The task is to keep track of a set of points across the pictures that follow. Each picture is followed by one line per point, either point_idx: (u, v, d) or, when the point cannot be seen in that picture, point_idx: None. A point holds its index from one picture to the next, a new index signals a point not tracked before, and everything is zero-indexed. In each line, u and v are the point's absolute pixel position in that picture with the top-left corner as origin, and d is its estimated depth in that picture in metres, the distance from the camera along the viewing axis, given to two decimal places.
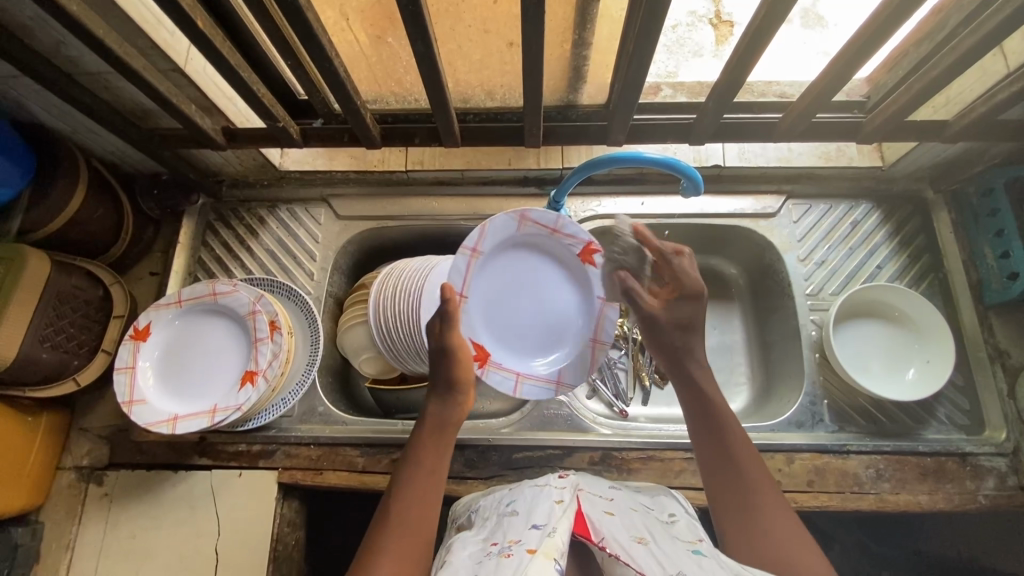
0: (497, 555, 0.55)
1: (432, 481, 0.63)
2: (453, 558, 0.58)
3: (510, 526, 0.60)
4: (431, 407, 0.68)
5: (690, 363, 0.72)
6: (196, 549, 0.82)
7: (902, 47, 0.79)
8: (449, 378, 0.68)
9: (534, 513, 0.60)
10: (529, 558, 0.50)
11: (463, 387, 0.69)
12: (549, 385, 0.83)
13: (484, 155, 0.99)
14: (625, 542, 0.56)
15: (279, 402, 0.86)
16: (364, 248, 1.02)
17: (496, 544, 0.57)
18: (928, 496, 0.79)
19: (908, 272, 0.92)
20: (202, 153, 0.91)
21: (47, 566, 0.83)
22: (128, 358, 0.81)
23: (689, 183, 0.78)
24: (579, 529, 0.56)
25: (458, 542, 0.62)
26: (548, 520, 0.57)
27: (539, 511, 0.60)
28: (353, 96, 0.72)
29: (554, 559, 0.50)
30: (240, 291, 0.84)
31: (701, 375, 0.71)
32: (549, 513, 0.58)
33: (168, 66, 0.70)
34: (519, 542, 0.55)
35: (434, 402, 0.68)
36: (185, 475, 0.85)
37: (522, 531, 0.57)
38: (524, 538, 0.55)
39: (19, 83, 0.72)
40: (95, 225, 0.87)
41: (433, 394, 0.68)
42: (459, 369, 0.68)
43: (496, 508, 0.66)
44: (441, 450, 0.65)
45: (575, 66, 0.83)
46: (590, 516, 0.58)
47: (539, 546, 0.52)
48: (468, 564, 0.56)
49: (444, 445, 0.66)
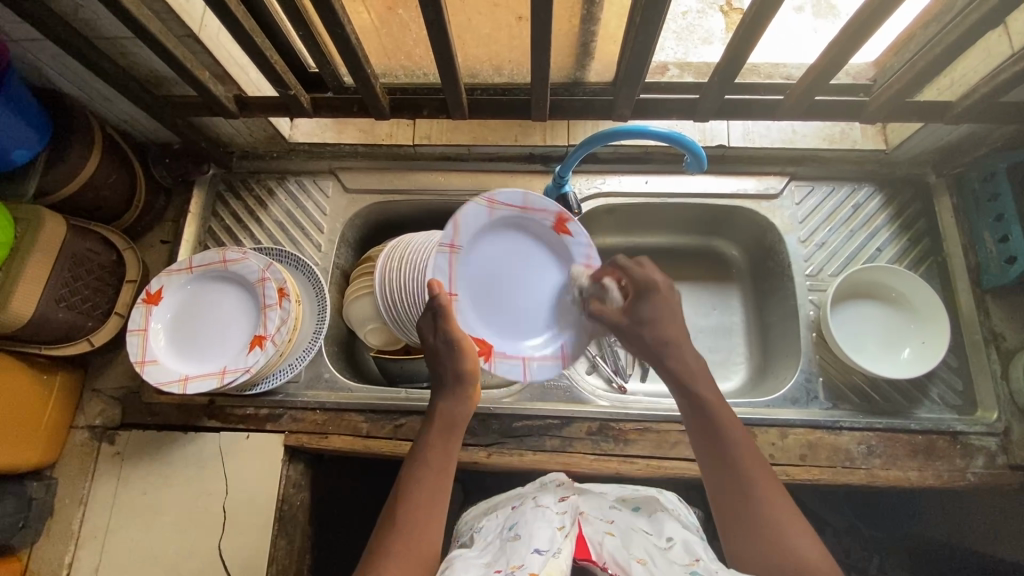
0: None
1: (437, 481, 0.66)
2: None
3: (512, 549, 0.61)
4: (442, 403, 0.72)
5: (669, 360, 0.72)
6: (204, 507, 0.85)
7: (911, 30, 0.84)
8: (457, 372, 0.73)
9: (536, 536, 0.61)
10: None
11: (470, 380, 0.73)
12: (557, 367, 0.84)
13: (492, 131, 0.99)
14: (624, 562, 0.57)
15: (286, 368, 0.88)
16: (370, 221, 1.04)
17: (500, 571, 0.57)
18: (917, 472, 0.81)
19: (907, 255, 0.93)
20: (214, 122, 0.92)
21: (61, 519, 0.86)
22: (141, 321, 0.83)
23: (693, 158, 0.80)
24: (579, 553, 0.60)
25: (458, 561, 0.61)
26: (551, 545, 0.59)
27: (541, 534, 0.61)
28: (364, 65, 0.73)
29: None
30: (250, 258, 0.86)
31: (687, 368, 0.71)
32: (552, 538, 0.60)
33: (183, 31, 0.71)
34: (522, 566, 0.56)
35: (444, 400, 0.72)
36: (194, 436, 0.87)
37: (524, 556, 0.58)
38: (526, 562, 0.57)
39: (37, 45, 0.73)
40: (108, 191, 0.89)
41: (444, 393, 0.73)
42: (467, 362, 0.73)
43: (499, 530, 0.67)
44: (448, 445, 0.69)
45: (583, 42, 0.84)
46: (591, 539, 0.62)
47: (541, 568, 0.55)
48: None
49: (454, 440, 0.70)
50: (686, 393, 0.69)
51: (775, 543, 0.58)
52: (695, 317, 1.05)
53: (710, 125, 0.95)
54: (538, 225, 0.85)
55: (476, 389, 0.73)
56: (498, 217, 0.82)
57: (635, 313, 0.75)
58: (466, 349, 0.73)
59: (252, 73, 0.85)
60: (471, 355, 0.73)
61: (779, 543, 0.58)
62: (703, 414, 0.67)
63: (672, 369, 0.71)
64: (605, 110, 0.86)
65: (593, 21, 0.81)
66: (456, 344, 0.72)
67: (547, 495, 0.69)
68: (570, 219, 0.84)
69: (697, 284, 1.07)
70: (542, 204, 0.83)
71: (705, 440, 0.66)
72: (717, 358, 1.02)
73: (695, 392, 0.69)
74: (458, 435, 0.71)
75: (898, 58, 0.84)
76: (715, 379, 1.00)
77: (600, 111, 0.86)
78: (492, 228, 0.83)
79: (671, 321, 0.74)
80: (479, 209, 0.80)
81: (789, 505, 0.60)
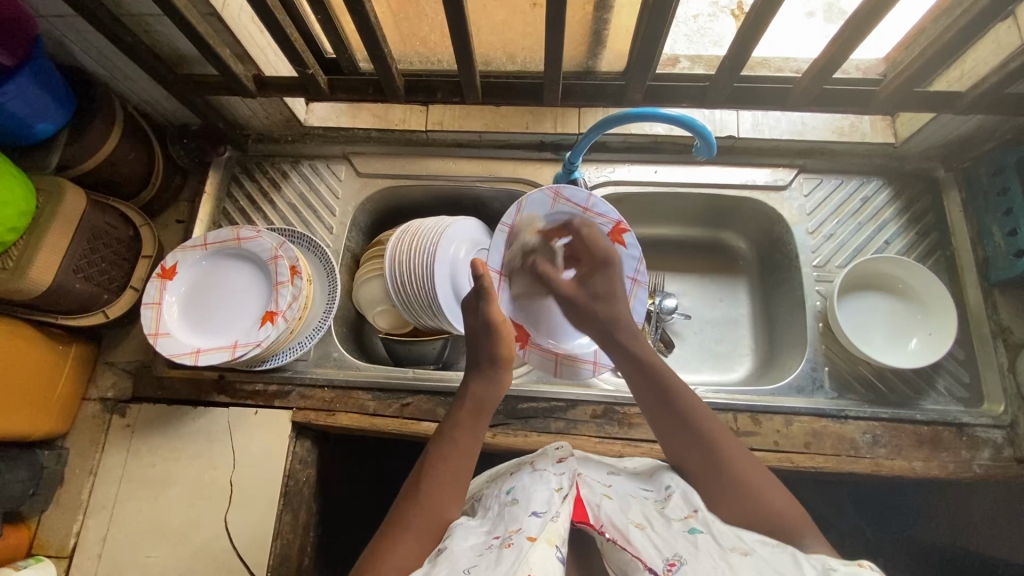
0: (498, 546, 0.56)
1: (464, 461, 0.67)
2: (452, 547, 0.58)
3: (510, 515, 0.61)
4: (476, 385, 0.72)
5: (623, 337, 0.75)
6: (211, 480, 0.86)
7: (921, 25, 0.85)
8: (490, 357, 0.72)
9: (533, 500, 0.61)
10: (530, 547, 0.54)
11: (503, 365, 0.73)
12: (588, 365, 0.89)
13: (503, 118, 1.00)
14: (624, 525, 0.59)
15: (296, 345, 0.89)
16: (382, 206, 1.05)
17: (498, 537, 0.58)
18: (922, 463, 0.81)
19: (915, 248, 0.93)
20: (231, 103, 0.94)
21: (71, 489, 0.87)
22: (155, 295, 0.84)
23: (703, 144, 0.80)
24: (578, 515, 0.61)
25: (460, 529, 0.62)
26: (548, 508, 0.59)
27: (538, 498, 0.61)
28: (382, 45, 0.75)
29: (556, 546, 0.55)
30: (263, 236, 0.87)
31: (635, 342, 0.75)
32: (548, 501, 0.60)
33: (207, 9, 0.73)
34: (519, 531, 0.57)
35: (476, 383, 0.72)
36: (203, 411, 0.89)
37: (522, 520, 0.58)
38: (524, 526, 0.57)
39: (65, 21, 0.76)
40: (127, 168, 0.90)
41: (474, 374, 0.73)
42: (503, 347, 0.73)
43: (497, 496, 0.67)
44: (474, 428, 0.69)
45: (595, 30, 0.86)
46: (590, 502, 0.62)
47: (539, 532, 0.56)
48: (469, 554, 0.57)
49: (482, 424, 0.70)
50: (637, 365, 0.72)
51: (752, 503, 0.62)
52: (701, 308, 1.05)
53: (719, 115, 0.96)
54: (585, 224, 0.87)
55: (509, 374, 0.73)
56: (559, 212, 0.85)
57: (590, 291, 0.80)
58: (504, 335, 0.73)
59: (271, 54, 0.87)
60: (507, 341, 0.73)
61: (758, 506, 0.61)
62: (650, 384, 0.70)
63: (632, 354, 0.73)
64: (617, 96, 0.86)
65: (606, 9, 0.82)
66: (492, 327, 0.72)
67: (544, 459, 0.69)
68: (627, 230, 0.87)
69: (703, 276, 1.08)
70: (604, 210, 0.85)
71: (669, 420, 0.68)
72: (723, 350, 1.02)
73: (651, 364, 0.72)
74: (486, 419, 0.71)
75: (909, 52, 0.85)
76: (720, 369, 1.01)
77: (611, 97, 0.86)
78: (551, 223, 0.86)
79: (618, 291, 0.80)
80: (545, 197, 0.84)
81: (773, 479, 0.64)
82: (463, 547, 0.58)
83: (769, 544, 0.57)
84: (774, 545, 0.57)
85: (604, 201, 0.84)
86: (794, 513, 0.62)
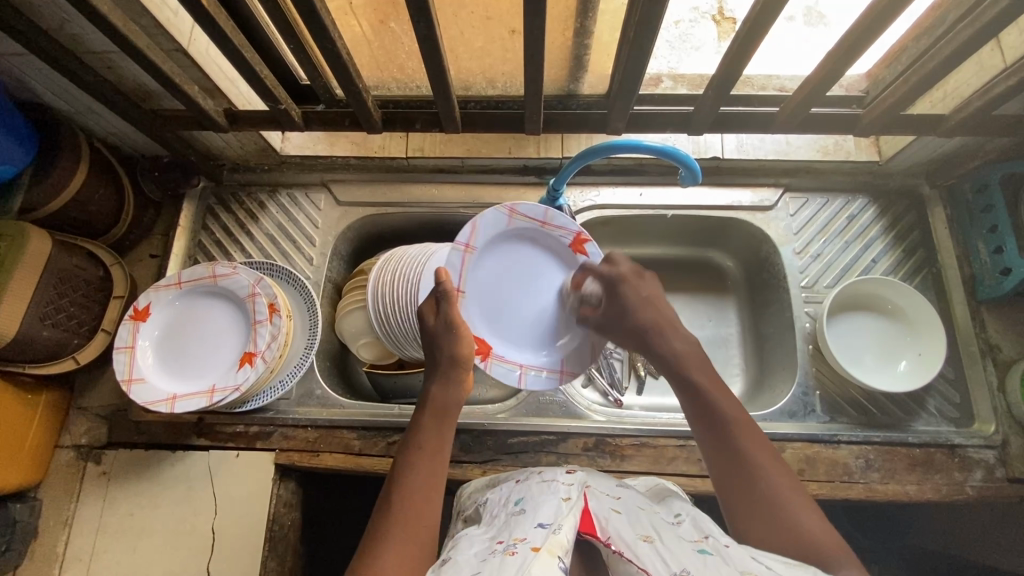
0: (502, 553, 0.54)
1: (432, 460, 0.64)
2: (456, 557, 0.57)
3: (516, 525, 0.59)
4: (435, 390, 0.70)
5: (660, 340, 0.71)
6: (193, 527, 0.83)
7: (902, 42, 0.84)
8: (451, 356, 0.70)
9: (540, 512, 0.60)
10: (533, 557, 0.51)
11: (465, 363, 0.71)
12: (552, 373, 0.83)
13: (484, 144, 0.98)
14: (631, 539, 0.55)
15: (277, 385, 0.87)
16: (364, 234, 1.02)
17: (502, 542, 0.57)
18: (916, 487, 0.80)
19: (902, 266, 0.93)
20: (203, 136, 0.91)
21: (45, 543, 0.84)
22: (128, 338, 0.81)
23: (687, 173, 0.80)
24: (584, 527, 0.57)
25: (464, 539, 0.61)
26: (554, 520, 0.57)
27: (545, 510, 0.59)
28: (356, 80, 0.72)
29: (557, 557, 0.51)
30: (240, 273, 0.84)
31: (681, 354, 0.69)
32: (555, 513, 0.58)
33: (172, 46, 0.71)
34: (525, 541, 0.55)
35: (436, 385, 0.70)
36: (183, 455, 0.86)
37: (528, 530, 0.57)
38: (529, 536, 0.55)
39: (23, 60, 0.72)
40: (96, 207, 0.87)
41: (435, 375, 0.70)
42: (462, 346, 0.71)
43: (504, 505, 0.65)
44: (442, 431, 0.67)
45: (576, 55, 0.84)
46: (597, 515, 0.59)
47: (543, 542, 0.53)
48: (472, 562, 0.55)
49: (448, 425, 0.68)
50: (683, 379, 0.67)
51: (784, 518, 0.57)
52: (690, 328, 1.04)
53: (704, 137, 0.95)
54: (558, 242, 0.83)
55: (469, 374, 0.72)
56: (518, 227, 0.81)
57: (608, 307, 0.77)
58: (465, 333, 0.72)
59: (242, 87, 0.85)
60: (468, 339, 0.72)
61: (784, 523, 0.56)
62: (695, 392, 0.66)
63: (664, 356, 0.71)
64: (600, 124, 0.85)
65: (586, 34, 0.81)
66: (453, 325, 0.71)
67: (553, 472, 0.67)
68: (588, 241, 0.83)
69: (692, 296, 1.06)
70: (563, 222, 0.81)
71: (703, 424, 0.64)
72: (714, 370, 1.01)
73: (688, 375, 0.68)
74: (452, 420, 0.68)
75: (890, 70, 0.84)
76: None
77: (594, 125, 0.86)
78: (510, 238, 0.81)
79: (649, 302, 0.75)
80: (501, 214, 0.79)
81: (795, 481, 0.60)
82: (466, 556, 0.56)
83: (788, 563, 0.52)
84: (796, 566, 0.52)
85: (562, 213, 0.81)
86: (827, 536, 0.55)
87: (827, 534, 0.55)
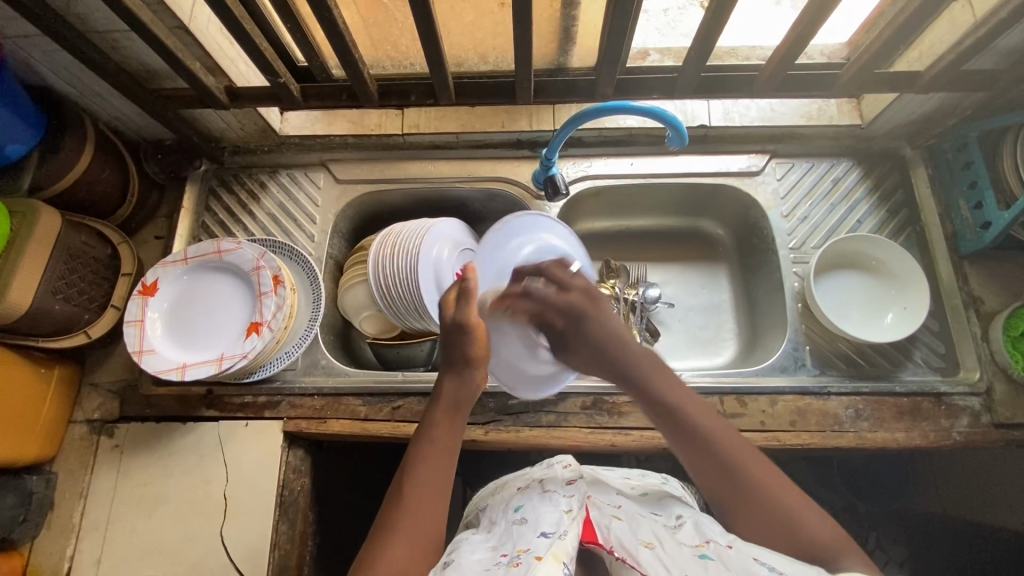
0: (506, 564, 0.58)
1: (443, 454, 0.66)
2: (458, 560, 0.60)
3: (520, 536, 0.63)
4: (447, 382, 0.73)
5: (630, 366, 0.73)
6: (205, 495, 0.86)
7: (880, 9, 0.86)
8: (466, 355, 0.73)
9: (542, 522, 0.64)
10: (537, 564, 0.55)
11: (477, 364, 0.73)
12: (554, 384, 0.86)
13: (478, 118, 1.01)
14: (633, 546, 0.59)
15: (283, 355, 0.89)
16: (364, 212, 1.05)
17: (506, 554, 0.60)
18: (904, 434, 0.83)
19: (887, 225, 0.96)
20: (205, 116, 0.93)
21: (60, 515, 0.86)
22: (137, 312, 0.83)
23: (674, 134, 0.83)
24: (586, 536, 0.62)
25: (466, 544, 0.65)
26: (556, 529, 0.61)
27: (547, 521, 0.63)
28: (353, 51, 0.75)
29: (563, 563, 0.55)
30: (245, 247, 0.87)
31: (650, 372, 0.72)
32: (558, 522, 0.62)
33: (174, 23, 0.73)
34: (528, 551, 0.58)
35: (449, 379, 0.72)
36: (193, 425, 0.88)
37: (531, 540, 0.60)
38: (532, 546, 0.59)
39: (29, 41, 0.75)
40: (102, 187, 0.90)
41: (447, 370, 0.73)
42: (476, 346, 0.73)
43: (505, 512, 0.70)
44: (453, 426, 0.69)
45: (564, 27, 0.86)
46: (599, 523, 0.63)
47: (546, 550, 0.57)
48: (477, 568, 0.58)
49: (458, 420, 0.70)
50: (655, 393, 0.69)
51: (781, 514, 0.58)
52: (684, 295, 1.07)
53: (690, 106, 0.98)
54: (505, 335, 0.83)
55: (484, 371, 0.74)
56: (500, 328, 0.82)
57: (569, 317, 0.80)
58: (480, 334, 0.74)
59: (241, 65, 0.87)
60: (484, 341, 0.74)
61: (785, 520, 0.58)
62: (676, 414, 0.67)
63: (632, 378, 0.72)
64: (589, 91, 0.87)
65: (573, 6, 0.83)
66: (468, 326, 0.73)
67: (555, 481, 0.72)
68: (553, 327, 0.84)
69: (685, 264, 1.09)
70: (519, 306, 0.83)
71: (681, 435, 0.66)
72: (708, 335, 1.04)
73: (658, 388, 0.70)
74: (463, 416, 0.71)
75: (868, 36, 0.87)
76: (706, 355, 1.02)
77: (583, 93, 0.87)
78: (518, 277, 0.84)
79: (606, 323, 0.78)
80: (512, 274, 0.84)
81: (780, 473, 0.62)
82: (469, 562, 0.60)
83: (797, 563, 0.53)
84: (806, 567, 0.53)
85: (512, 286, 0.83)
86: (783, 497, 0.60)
87: (822, 520, 0.58)
